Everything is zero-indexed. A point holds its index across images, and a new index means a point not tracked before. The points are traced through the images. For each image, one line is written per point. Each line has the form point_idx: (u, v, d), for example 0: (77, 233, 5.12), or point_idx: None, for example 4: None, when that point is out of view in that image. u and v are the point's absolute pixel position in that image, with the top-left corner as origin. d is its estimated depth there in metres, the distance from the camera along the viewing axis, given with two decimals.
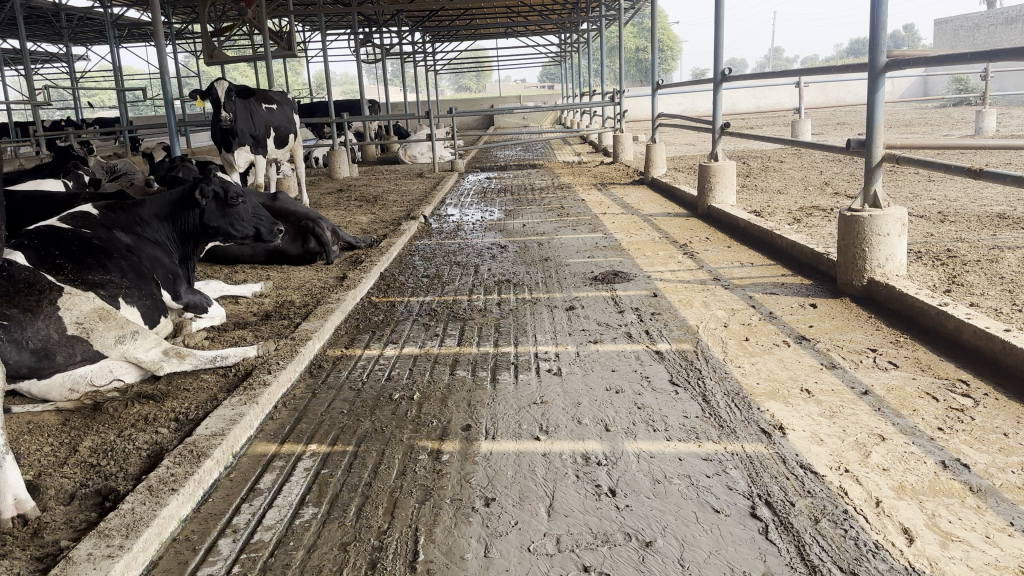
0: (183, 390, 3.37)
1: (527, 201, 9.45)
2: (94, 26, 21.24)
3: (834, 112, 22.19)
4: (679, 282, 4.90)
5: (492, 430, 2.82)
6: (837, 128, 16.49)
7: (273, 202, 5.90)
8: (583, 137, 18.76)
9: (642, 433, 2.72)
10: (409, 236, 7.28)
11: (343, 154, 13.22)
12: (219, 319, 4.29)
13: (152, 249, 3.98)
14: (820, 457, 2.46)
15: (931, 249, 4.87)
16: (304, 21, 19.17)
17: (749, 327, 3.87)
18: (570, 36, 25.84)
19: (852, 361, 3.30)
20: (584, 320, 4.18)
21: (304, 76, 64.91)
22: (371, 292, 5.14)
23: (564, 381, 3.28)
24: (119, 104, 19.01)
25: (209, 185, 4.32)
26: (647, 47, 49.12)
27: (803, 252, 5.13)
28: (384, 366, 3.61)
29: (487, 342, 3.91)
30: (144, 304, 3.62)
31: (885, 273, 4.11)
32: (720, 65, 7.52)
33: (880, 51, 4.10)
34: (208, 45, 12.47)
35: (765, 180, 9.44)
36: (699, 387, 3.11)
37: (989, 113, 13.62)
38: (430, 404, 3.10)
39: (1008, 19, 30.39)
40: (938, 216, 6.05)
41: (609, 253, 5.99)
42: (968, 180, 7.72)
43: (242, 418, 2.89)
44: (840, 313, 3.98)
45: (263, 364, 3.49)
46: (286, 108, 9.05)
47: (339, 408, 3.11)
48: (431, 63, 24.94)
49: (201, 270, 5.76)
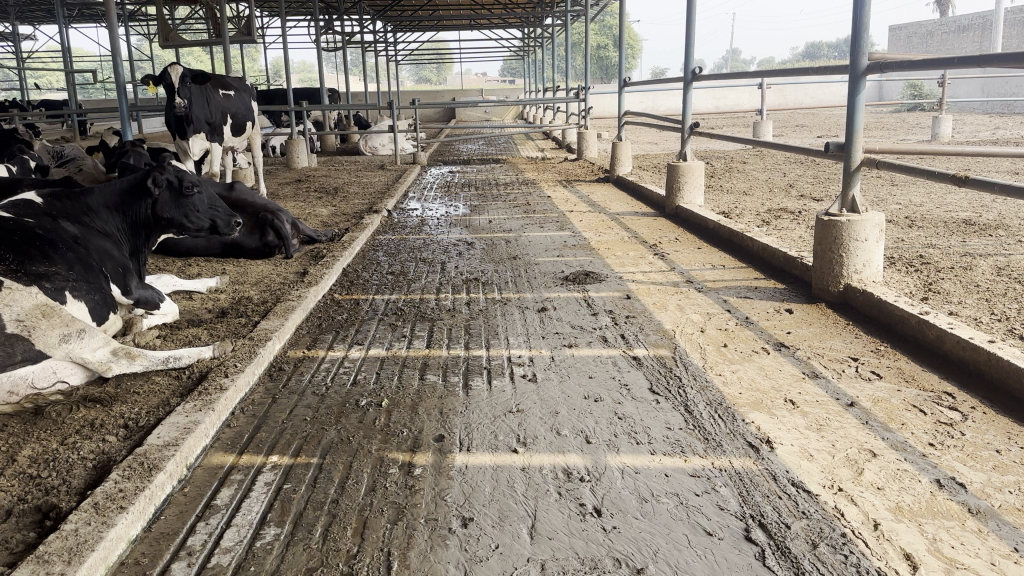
0: (133, 393, 3.15)
1: (492, 197, 9.30)
2: (42, 5, 20.44)
3: (793, 113, 22.44)
4: (652, 284, 4.79)
5: (467, 441, 2.66)
6: (798, 129, 16.65)
7: (230, 192, 5.65)
8: (546, 133, 18.65)
9: (626, 446, 2.59)
10: (372, 230, 7.07)
11: (302, 143, 12.88)
12: (171, 316, 4.05)
13: (101, 240, 3.73)
14: (812, 475, 2.36)
15: (904, 254, 4.85)
16: (262, 6, 18.67)
17: (726, 332, 3.77)
18: (534, 31, 25.73)
19: (834, 370, 3.22)
20: (558, 323, 4.04)
21: (261, 64, 63.79)
22: (333, 288, 4.94)
23: (540, 388, 3.14)
24: (67, 86, 18.28)
25: (163, 174, 4.08)
26: (609, 45, 49.32)
27: (775, 255, 5.06)
28: (349, 369, 3.43)
29: (457, 344, 3.75)
30: (91, 300, 3.37)
31: (862, 279, 4.05)
32: (691, 64, 7.44)
33: (861, 53, 4.04)
34: (163, 28, 12.02)
35: (731, 181, 9.42)
36: (679, 396, 2.99)
37: (946, 119, 13.88)
38: (399, 412, 2.93)
39: (960, 27, 31.16)
40: (906, 221, 6.06)
41: (579, 252, 5.87)
42: (931, 186, 7.78)
43: (197, 426, 2.69)
44: (817, 320, 3.91)
45: (220, 366, 3.28)
46: (244, 95, 8.73)
47: (301, 415, 2.93)
48: (393, 53, 24.58)
49: (153, 262, 5.48)
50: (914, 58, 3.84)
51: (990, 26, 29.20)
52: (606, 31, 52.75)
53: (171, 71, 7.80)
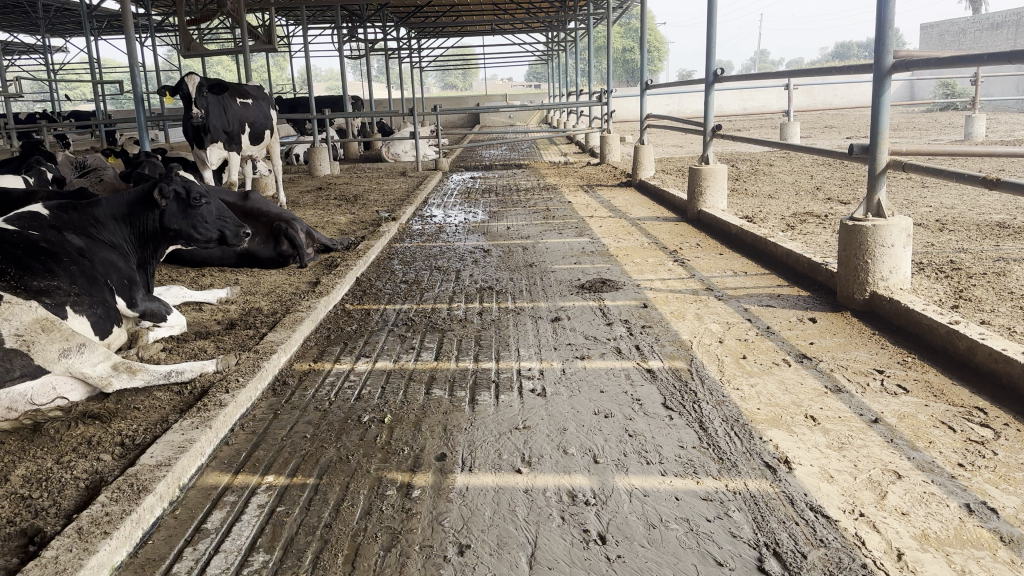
0: (134, 409, 3.09)
1: (512, 202, 9.21)
2: (72, 18, 20.73)
3: (821, 115, 22.13)
4: (670, 292, 4.66)
5: (470, 460, 2.56)
6: (826, 131, 16.37)
7: (244, 201, 5.59)
8: (569, 136, 18.51)
9: (635, 466, 2.46)
10: (389, 238, 7.01)
11: (324, 151, 12.89)
12: (179, 328, 4.00)
13: (107, 252, 3.68)
14: (832, 498, 2.22)
15: (933, 260, 4.66)
16: (286, 14, 18.77)
17: (745, 343, 3.63)
18: (557, 35, 25.65)
19: (858, 384, 3.06)
20: (571, 333, 3.92)
21: (287, 71, 64.48)
22: (345, 298, 4.87)
23: (550, 403, 3.02)
24: (95, 98, 18.47)
25: (170, 184, 4.01)
26: (634, 48, 49.11)
27: (798, 261, 4.91)
28: (355, 383, 3.34)
29: (467, 356, 3.65)
30: (94, 314, 3.32)
31: (889, 286, 3.89)
32: (713, 65, 7.28)
33: (886, 51, 3.88)
34: (186, 38, 12.09)
35: (755, 184, 9.23)
36: (694, 412, 2.86)
37: (979, 118, 13.53)
38: (402, 429, 2.83)
39: (993, 24, 30.50)
40: (937, 224, 5.85)
41: (597, 259, 5.75)
42: (963, 187, 7.56)
43: (192, 444, 2.61)
44: (842, 329, 3.75)
45: (221, 381, 3.21)
46: (262, 104, 8.73)
47: (301, 432, 2.84)
48: (416, 60, 24.63)
49: (166, 272, 5.46)
50: (942, 56, 3.67)
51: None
52: (632, 34, 52.52)
53: (187, 81, 7.83)
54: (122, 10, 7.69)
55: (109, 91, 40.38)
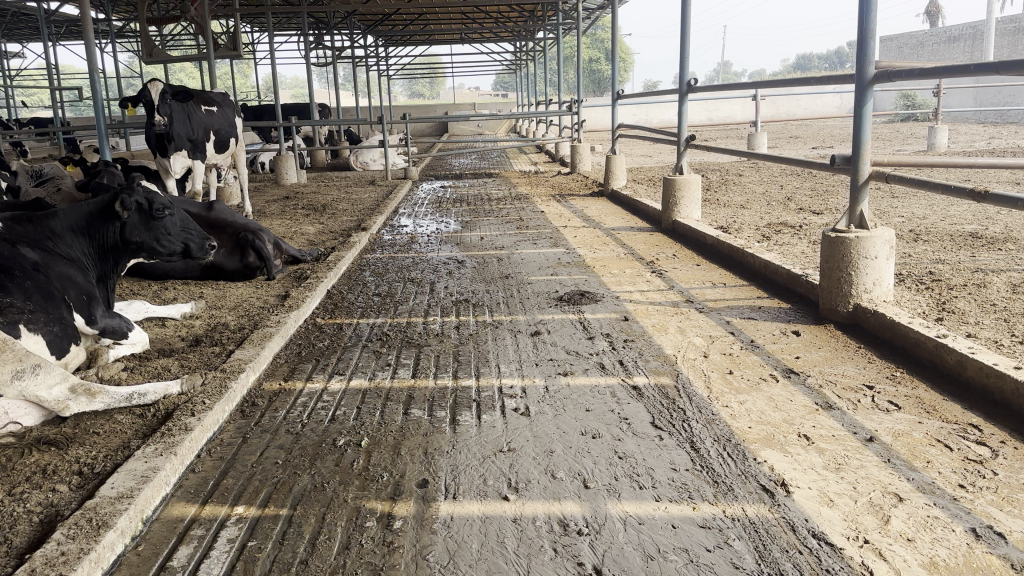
0: (92, 434, 2.91)
1: (484, 212, 9.10)
2: (29, 23, 20.20)
3: (787, 125, 22.36)
4: (651, 304, 4.57)
5: (454, 487, 2.43)
6: (793, 141, 16.50)
7: (209, 212, 5.41)
8: (539, 146, 18.46)
9: (627, 491, 2.35)
10: (359, 249, 6.84)
11: (291, 160, 12.67)
12: (141, 345, 3.82)
13: (63, 266, 3.50)
14: (834, 524, 2.13)
15: (913, 271, 4.64)
16: (250, 21, 18.48)
17: (731, 357, 3.55)
18: (525, 45, 25.66)
19: (849, 401, 2.98)
20: (552, 348, 3.81)
21: (251, 79, 63.94)
22: (315, 312, 4.70)
23: (534, 423, 2.91)
24: (52, 104, 17.93)
25: (132, 196, 3.83)
26: (601, 58, 49.36)
27: (777, 272, 4.85)
28: (328, 404, 3.18)
29: (445, 373, 3.52)
30: (49, 333, 3.15)
31: (873, 299, 3.83)
32: (685, 75, 7.24)
33: (868, 61, 3.85)
34: (148, 44, 11.79)
35: (727, 194, 9.23)
36: (684, 432, 2.76)
37: (942, 128, 13.73)
38: (380, 453, 2.69)
39: (951, 37, 31.19)
40: (911, 235, 5.86)
41: (573, 270, 5.65)
42: (933, 198, 7.61)
43: (156, 474, 2.45)
44: (826, 343, 3.69)
45: (187, 403, 3.03)
46: (227, 111, 8.52)
47: (273, 458, 2.69)
48: (384, 68, 24.43)
49: (127, 286, 5.25)
50: (924, 65, 3.64)
51: (981, 36, 29.30)
52: (598, 45, 52.84)
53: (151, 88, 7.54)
54: (82, 14, 7.43)
55: (68, 97, 39.46)
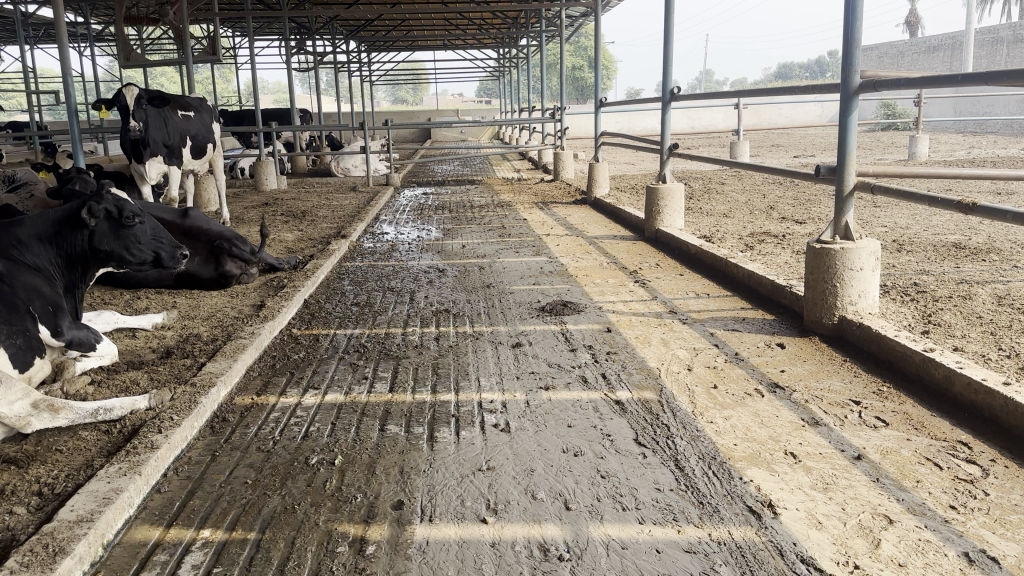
0: (55, 451, 2.79)
1: (466, 220, 9.01)
2: (6, 25, 19.88)
3: (769, 134, 22.43)
4: (634, 315, 4.50)
5: (430, 508, 2.34)
6: (775, 150, 16.56)
7: (183, 219, 5.18)
8: (522, 153, 18.41)
9: (610, 513, 2.27)
10: (338, 257, 6.74)
11: (271, 165, 12.54)
12: (110, 357, 3.69)
13: (29, 276, 3.41)
14: (823, 548, 2.06)
15: (897, 282, 4.61)
16: (231, 25, 18.31)
17: (715, 370, 3.48)
18: (508, 52, 25.63)
19: (836, 417, 2.92)
20: (533, 361, 3.73)
21: (233, 84, 63.77)
22: (292, 323, 4.60)
23: (515, 440, 2.82)
24: (29, 108, 17.64)
25: (100, 204, 3.70)
26: (584, 65, 49.50)
27: (760, 283, 4.80)
28: (302, 420, 3.08)
29: (423, 387, 3.43)
30: (12, 345, 3.04)
31: (858, 311, 3.78)
32: (668, 83, 7.21)
33: (852, 71, 3.81)
34: (125, 47, 11.62)
35: (710, 203, 9.20)
36: (668, 449, 2.68)
37: (923, 138, 13.80)
38: (355, 473, 2.59)
39: (930, 47, 31.52)
40: (894, 245, 5.84)
41: (556, 279, 5.59)
42: (916, 208, 7.61)
43: (119, 495, 2.34)
44: (812, 356, 3.63)
45: (154, 420, 2.92)
46: (204, 116, 8.40)
47: (242, 478, 2.59)
48: (367, 73, 24.33)
49: (99, 295, 5.12)
50: (910, 75, 3.60)
51: (960, 46, 29.63)
52: (582, 52, 52.95)
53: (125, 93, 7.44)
54: (56, 16, 7.28)
55: (45, 101, 38.98)
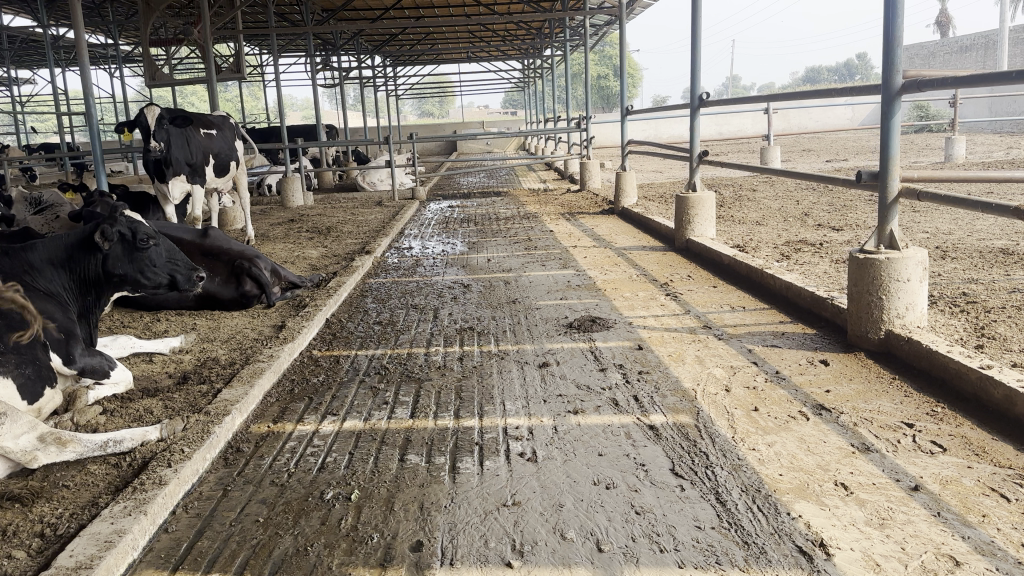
0: (61, 487, 2.67)
1: (492, 232, 8.88)
2: (38, 48, 20.16)
3: (799, 139, 22.10)
4: (666, 331, 4.31)
5: (451, 550, 2.18)
6: (805, 155, 16.27)
7: (203, 239, 5.19)
8: (548, 163, 18.27)
9: (646, 556, 2.09)
10: (362, 273, 6.63)
11: (297, 181, 12.52)
12: (124, 385, 3.58)
13: (40, 302, 3.31)
14: None
15: (945, 292, 4.36)
16: (257, 42, 18.41)
17: (755, 391, 3.27)
18: (533, 62, 25.54)
19: (888, 441, 2.71)
20: (561, 382, 3.55)
21: (261, 102, 64.57)
22: (313, 344, 4.48)
23: (542, 471, 2.65)
24: (60, 130, 17.84)
25: (113, 226, 3.58)
26: (609, 74, 49.36)
27: (799, 294, 4.58)
28: (319, 450, 2.93)
29: (446, 412, 3.27)
30: (20, 375, 2.94)
31: (906, 325, 3.56)
32: (697, 90, 7.01)
33: (895, 70, 3.59)
34: (150, 67, 11.67)
35: (742, 210, 8.97)
36: (708, 481, 2.49)
37: (960, 139, 13.45)
38: (372, 510, 2.44)
39: (962, 47, 30.93)
40: (938, 252, 5.58)
41: (583, 294, 5.41)
42: (958, 213, 7.33)
43: (123, 538, 2.21)
44: (857, 374, 3.41)
45: (164, 452, 2.80)
46: (226, 134, 8.37)
47: (254, 515, 2.45)
48: (392, 87, 24.39)
49: (119, 318, 5.04)
50: (956, 74, 3.38)
51: (993, 45, 29.10)
52: (606, 61, 52.84)
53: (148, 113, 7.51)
54: (77, 37, 7.24)
55: (76, 122, 39.51)
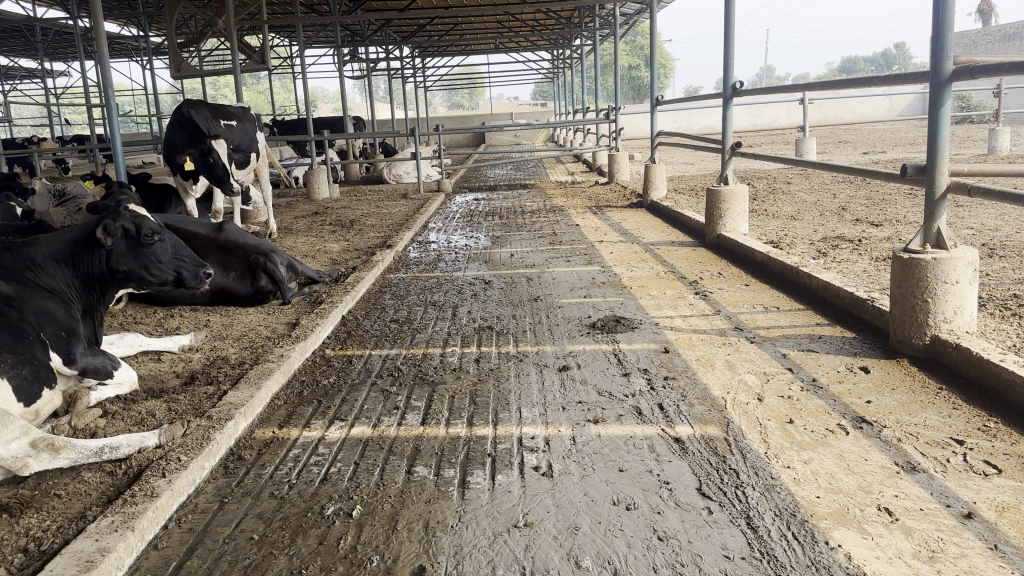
0: (53, 495, 2.54)
1: (517, 226, 8.69)
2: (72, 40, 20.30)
3: (835, 130, 21.58)
4: (695, 333, 4.09)
5: None
6: (843, 147, 15.84)
7: (218, 233, 5.08)
8: (577, 156, 18.01)
9: None
10: (383, 268, 6.47)
11: (323, 173, 12.44)
12: (129, 385, 3.46)
13: (41, 300, 3.19)
14: None
15: (995, 294, 4.08)
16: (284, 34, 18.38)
17: (790, 401, 3.05)
18: (562, 53, 25.25)
19: (936, 460, 2.49)
20: (582, 388, 3.36)
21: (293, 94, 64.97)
22: (326, 342, 4.33)
23: (558, 487, 2.46)
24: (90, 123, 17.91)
25: (116, 221, 3.44)
26: (641, 64, 48.82)
27: (837, 295, 4.33)
28: (323, 459, 2.77)
29: (458, 418, 3.10)
30: (16, 376, 2.81)
31: (954, 330, 3.31)
32: (729, 79, 6.75)
33: (945, 56, 3.34)
34: (176, 59, 11.62)
35: (776, 204, 8.68)
36: (738, 503, 2.29)
37: (1005, 131, 12.97)
38: (372, 528, 2.28)
39: (1005, 36, 29.99)
40: (986, 250, 5.28)
41: (609, 291, 5.21)
42: (1005, 208, 6.98)
43: (107, 559, 2.07)
44: (900, 383, 3.18)
45: (160, 460, 2.66)
46: (247, 125, 8.32)
47: (249, 532, 2.30)
48: (421, 80, 24.28)
49: (133, 313, 4.95)
50: (1011, 59, 3.12)
51: None
52: (637, 50, 52.27)
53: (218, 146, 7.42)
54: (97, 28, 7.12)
55: None
